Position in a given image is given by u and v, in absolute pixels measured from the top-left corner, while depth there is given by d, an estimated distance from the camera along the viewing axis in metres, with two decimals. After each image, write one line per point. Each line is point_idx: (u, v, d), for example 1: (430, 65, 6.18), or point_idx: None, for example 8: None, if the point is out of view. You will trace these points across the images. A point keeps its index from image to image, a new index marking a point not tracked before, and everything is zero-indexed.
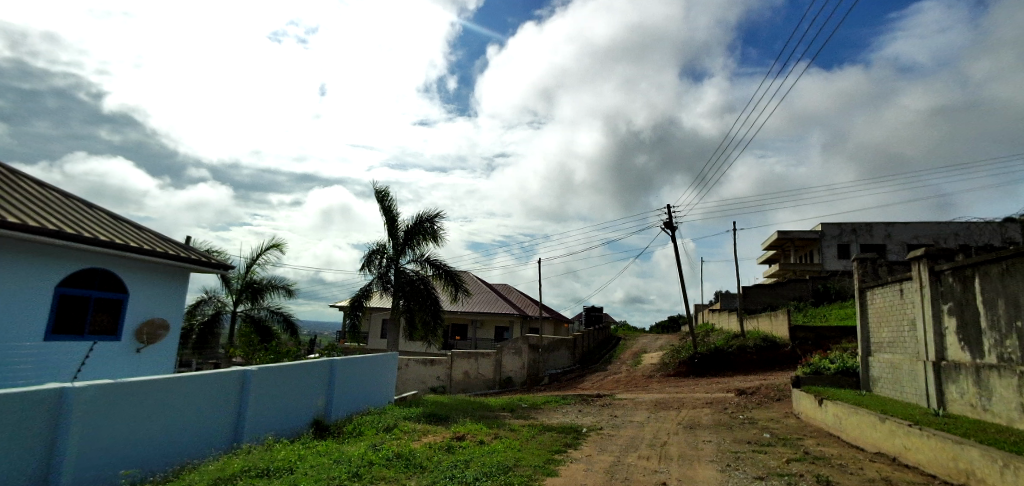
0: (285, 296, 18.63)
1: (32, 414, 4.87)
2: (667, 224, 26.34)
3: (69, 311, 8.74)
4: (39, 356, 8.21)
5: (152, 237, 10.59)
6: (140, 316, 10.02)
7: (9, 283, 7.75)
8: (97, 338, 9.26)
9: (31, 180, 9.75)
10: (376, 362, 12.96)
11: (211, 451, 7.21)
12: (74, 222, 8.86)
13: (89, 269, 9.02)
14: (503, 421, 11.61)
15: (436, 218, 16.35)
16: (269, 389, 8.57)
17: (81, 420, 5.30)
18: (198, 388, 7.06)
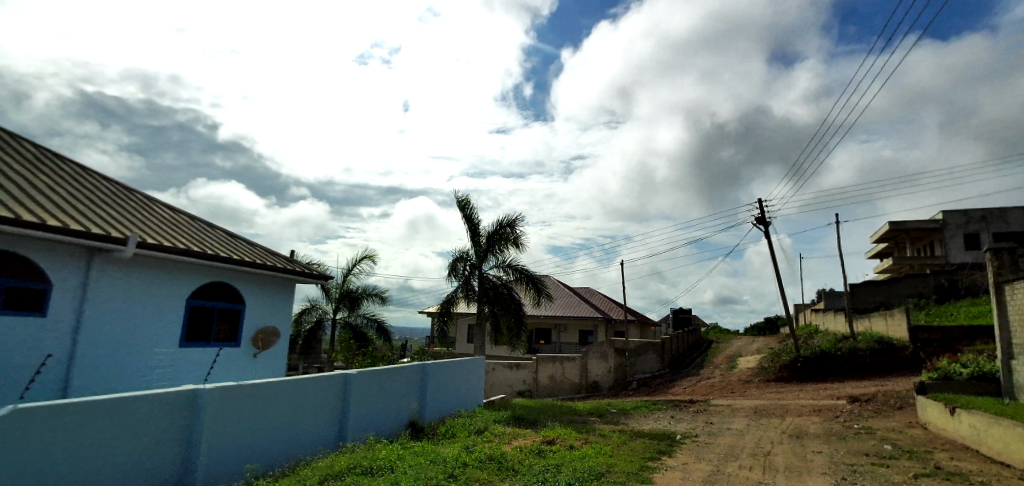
0: (379, 303, 19.64)
1: (170, 412, 5.51)
2: (760, 219, 24.80)
3: (198, 320, 9.77)
4: (175, 360, 9.26)
5: (263, 252, 11.64)
6: (255, 324, 11.00)
7: (150, 296, 8.84)
8: (221, 344, 10.26)
9: (165, 206, 11.09)
10: (465, 366, 13.31)
11: (320, 448, 7.76)
12: (199, 241, 9.93)
13: (213, 283, 10.05)
14: (592, 426, 11.47)
15: (516, 224, 16.53)
16: (368, 392, 9.07)
17: (211, 419, 5.90)
18: (306, 391, 7.62)
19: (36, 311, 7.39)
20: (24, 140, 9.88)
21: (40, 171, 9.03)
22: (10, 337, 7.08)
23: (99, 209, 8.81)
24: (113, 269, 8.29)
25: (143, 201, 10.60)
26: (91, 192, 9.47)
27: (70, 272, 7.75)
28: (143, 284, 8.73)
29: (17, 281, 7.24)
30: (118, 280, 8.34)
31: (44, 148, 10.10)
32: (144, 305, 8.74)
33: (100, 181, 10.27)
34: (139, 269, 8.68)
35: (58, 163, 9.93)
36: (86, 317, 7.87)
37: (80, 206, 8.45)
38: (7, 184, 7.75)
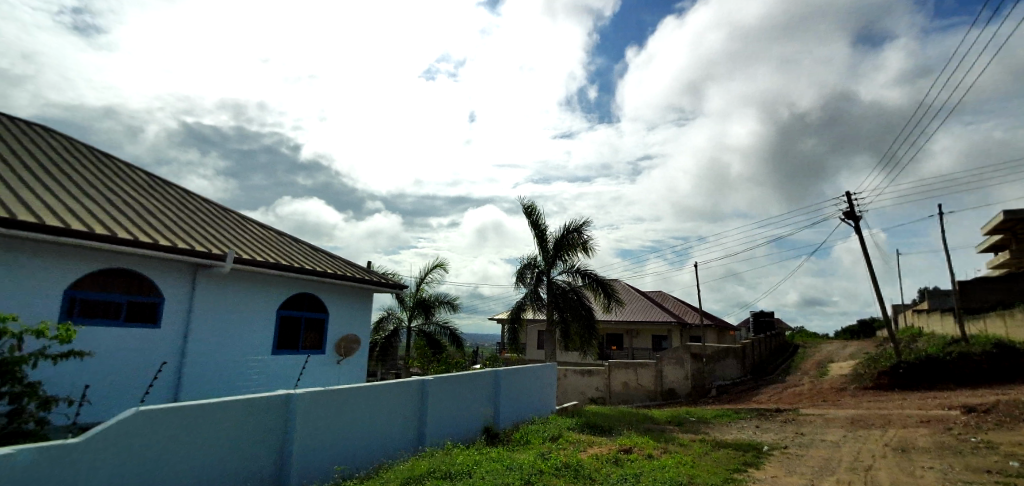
0: (451, 310, 20.08)
1: (266, 415, 5.91)
2: (848, 213, 23.07)
3: (287, 329, 10.43)
4: (268, 367, 9.92)
5: (344, 263, 12.28)
6: (338, 332, 11.57)
7: (245, 308, 9.55)
8: (308, 351, 10.86)
9: (257, 224, 12.00)
10: (537, 373, 13.30)
11: (401, 452, 8.03)
12: (287, 255, 10.63)
13: (300, 293, 10.70)
14: (671, 435, 11.08)
15: (582, 228, 16.38)
16: (443, 397, 9.26)
17: (301, 423, 6.26)
18: (388, 396, 7.90)
19: (150, 321, 8.20)
20: (138, 169, 11.05)
21: (151, 196, 10.05)
22: (130, 346, 7.91)
23: (201, 229, 9.65)
24: (214, 283, 9.04)
25: (237, 220, 11.50)
26: (194, 214, 10.40)
27: (178, 286, 8.55)
28: (240, 297, 9.46)
29: (135, 295, 8.07)
30: (218, 293, 9.08)
31: (154, 176, 11.24)
32: (240, 316, 9.45)
33: (200, 203, 11.27)
34: (236, 283, 9.41)
35: (165, 188, 11.01)
36: (191, 327, 8.64)
37: (184, 227, 9.30)
38: (125, 209, 8.69)
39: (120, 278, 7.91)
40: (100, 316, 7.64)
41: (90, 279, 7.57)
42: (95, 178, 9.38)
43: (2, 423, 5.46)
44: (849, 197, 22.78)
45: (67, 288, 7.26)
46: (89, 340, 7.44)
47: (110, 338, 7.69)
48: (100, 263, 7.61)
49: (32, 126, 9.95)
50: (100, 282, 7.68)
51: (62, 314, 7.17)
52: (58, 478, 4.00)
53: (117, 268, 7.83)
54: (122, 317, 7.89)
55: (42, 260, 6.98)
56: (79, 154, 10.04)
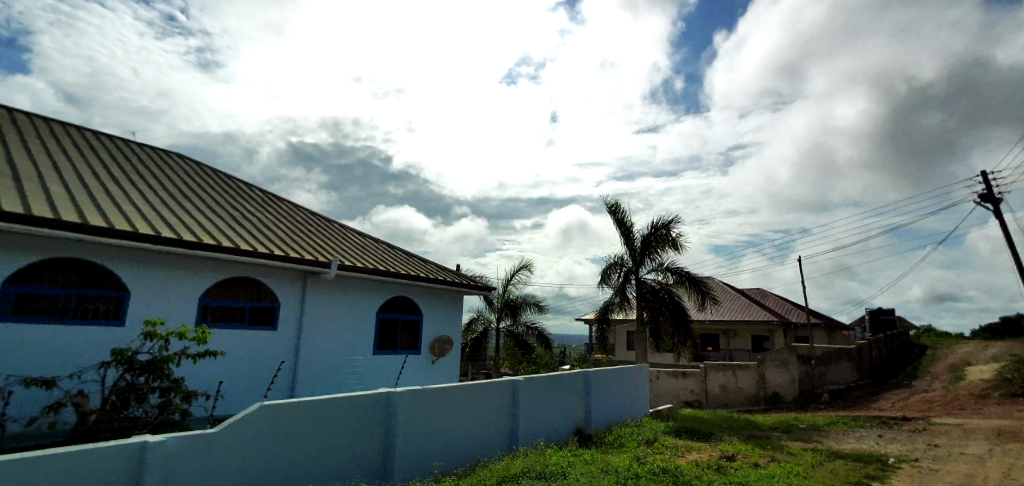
0: (538, 311, 20.17)
1: (370, 413, 6.27)
2: (984, 196, 20.35)
3: (385, 331, 11.00)
4: (370, 366, 10.53)
5: (436, 267, 12.76)
6: (432, 334, 12.03)
7: (349, 311, 10.22)
8: (406, 352, 11.38)
9: (356, 233, 12.81)
10: (629, 374, 13.01)
11: (496, 451, 8.18)
12: (384, 261, 11.23)
13: (396, 297, 11.25)
14: (778, 443, 10.37)
15: (671, 224, 15.81)
16: (535, 398, 9.32)
17: (402, 421, 6.56)
18: (481, 395, 8.07)
19: (268, 325, 9.01)
20: (254, 188, 12.24)
21: (265, 211, 11.06)
22: (253, 347, 8.73)
23: (307, 239, 10.46)
24: (320, 289, 9.76)
25: (338, 230, 12.34)
26: (301, 226, 11.31)
27: (291, 293, 9.32)
28: (343, 301, 10.12)
29: (256, 301, 8.90)
30: (324, 298, 9.79)
31: (267, 193, 12.39)
32: (345, 319, 10.13)
33: (306, 216, 12.25)
34: (340, 288, 10.08)
35: (277, 203, 12.08)
36: (303, 330, 9.38)
37: (295, 238, 10.14)
38: (244, 224, 9.62)
39: (244, 286, 8.76)
40: (228, 320, 8.51)
41: (219, 287, 8.45)
42: (218, 197, 10.49)
43: (155, 413, 6.26)
44: (984, 178, 20.10)
45: (201, 295, 8.16)
46: (220, 342, 8.32)
47: (236, 340, 8.54)
48: (225, 272, 8.48)
49: (169, 155, 11.36)
50: (227, 290, 8.56)
51: (197, 319, 8.09)
52: (199, 463, 4.53)
53: (240, 277, 8.68)
54: (246, 321, 8.74)
55: (180, 271, 7.91)
56: (206, 177, 11.32)
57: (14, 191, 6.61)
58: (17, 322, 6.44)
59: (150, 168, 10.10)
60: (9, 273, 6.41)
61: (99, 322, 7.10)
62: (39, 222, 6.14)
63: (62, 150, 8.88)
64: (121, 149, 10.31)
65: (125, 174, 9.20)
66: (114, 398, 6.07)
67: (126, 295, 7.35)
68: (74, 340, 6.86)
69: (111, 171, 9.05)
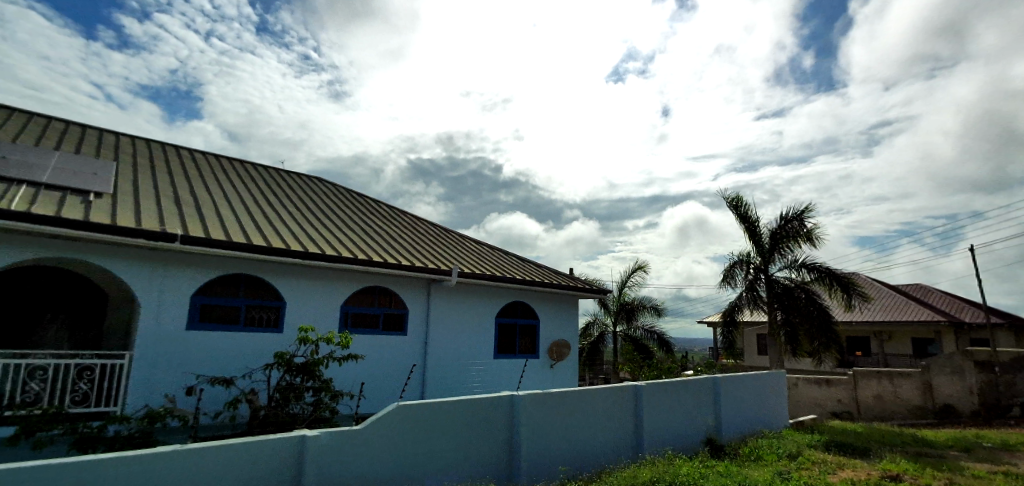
0: (656, 314, 19.42)
1: (496, 415, 6.44)
2: None
3: (505, 335, 11.27)
4: (491, 370, 10.86)
5: (551, 272, 12.83)
6: (550, 338, 12.07)
7: (471, 316, 10.63)
8: (526, 356, 11.55)
9: (473, 241, 13.32)
10: (763, 381, 12.02)
11: (621, 458, 7.99)
12: (500, 267, 11.52)
13: (513, 302, 11.48)
14: (957, 464, 8.92)
15: (804, 216, 14.39)
16: (660, 404, 8.96)
17: (526, 425, 6.65)
18: (603, 399, 7.94)
19: (400, 330, 9.66)
20: (380, 204, 13.27)
21: (391, 225, 11.92)
22: (387, 351, 9.41)
23: (429, 249, 11.07)
24: (443, 295, 10.26)
25: (456, 239, 12.91)
26: (423, 237, 12.00)
27: (417, 300, 9.92)
28: (464, 307, 10.55)
29: (388, 308, 9.59)
30: (447, 304, 10.30)
31: (392, 208, 13.35)
32: (468, 324, 10.57)
33: (427, 227, 13.01)
34: (461, 294, 10.53)
35: (400, 217, 13.00)
36: (429, 335, 9.94)
37: (418, 249, 10.79)
38: (374, 238, 10.44)
39: (376, 295, 9.49)
40: (366, 326, 9.27)
41: (356, 296, 9.23)
42: (351, 215, 11.51)
43: (310, 410, 6.99)
44: None
45: (342, 304, 8.98)
46: (360, 346, 9.09)
47: (373, 344, 9.26)
48: (361, 282, 9.24)
49: (309, 181, 12.74)
50: (363, 299, 9.32)
51: (340, 325, 8.91)
52: (349, 457, 4.97)
53: (373, 287, 9.41)
54: (380, 327, 9.45)
55: (324, 282, 8.78)
56: (341, 197, 12.52)
57: (193, 219, 7.79)
58: (203, 329, 7.56)
59: (295, 194, 11.39)
60: (194, 288, 7.53)
61: (262, 329, 8.11)
62: (212, 244, 7.15)
63: (228, 183, 10.33)
64: (272, 179, 11.76)
65: (276, 200, 10.46)
66: (278, 395, 6.91)
67: (282, 304, 8.31)
68: (244, 344, 7.89)
69: (266, 198, 10.34)
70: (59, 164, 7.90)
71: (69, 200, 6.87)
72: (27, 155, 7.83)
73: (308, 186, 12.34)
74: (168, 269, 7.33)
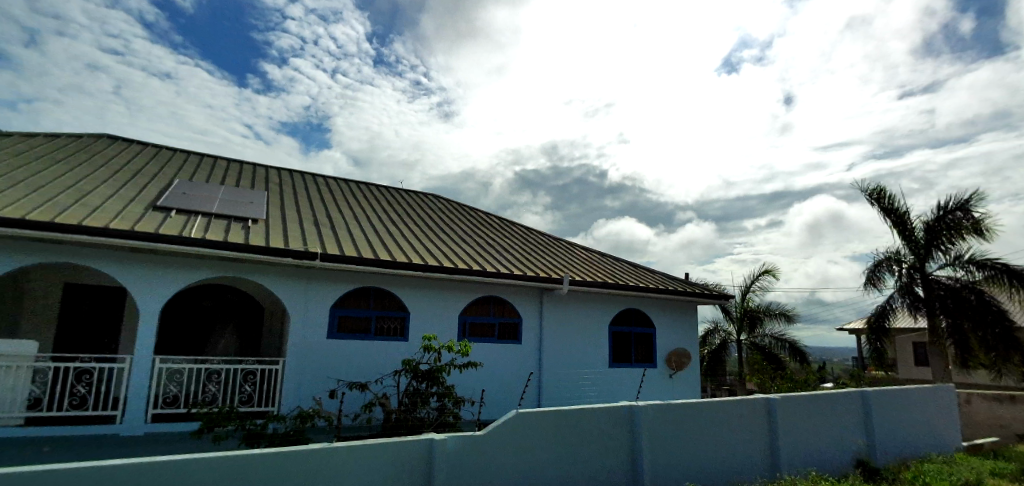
0: (786, 321, 17.83)
1: (616, 426, 6.29)
2: None
3: (620, 344, 11.01)
4: (608, 380, 10.66)
5: (666, 278, 12.33)
6: (669, 347, 11.51)
7: (585, 324, 10.56)
8: (643, 366, 11.16)
9: (583, 248, 13.25)
10: (925, 396, 10.49)
11: (756, 478, 7.39)
12: (613, 274, 11.31)
13: (627, 310, 11.18)
14: None
15: (968, 205, 12.46)
16: (797, 418, 8.18)
17: (648, 436, 6.43)
18: (732, 412, 7.43)
19: (515, 339, 9.85)
20: (492, 217, 13.72)
21: (502, 236, 12.25)
22: (503, 360, 9.63)
23: (540, 258, 11.20)
24: (556, 304, 10.30)
25: (566, 247, 12.93)
26: (533, 247, 12.18)
27: (531, 309, 10.05)
28: (577, 315, 10.50)
29: (503, 317, 9.83)
30: (560, 313, 10.32)
31: (503, 220, 13.74)
32: (582, 332, 10.50)
33: (537, 237, 13.19)
34: (573, 302, 10.51)
35: (511, 228, 13.32)
36: (544, 343, 10.02)
37: (530, 258, 10.96)
38: (487, 250, 10.80)
39: (492, 304, 9.77)
40: (483, 335, 9.58)
41: (473, 306, 9.57)
42: (465, 228, 12.03)
43: (436, 414, 7.34)
44: None
45: (460, 313, 9.37)
46: (478, 355, 9.40)
47: (490, 353, 9.54)
48: (477, 292, 9.58)
49: (426, 199, 13.54)
50: (480, 308, 9.65)
51: (459, 334, 9.30)
52: (475, 463, 5.14)
53: (488, 297, 9.71)
54: (496, 336, 9.70)
55: (443, 293, 9.23)
56: (455, 212, 13.15)
57: (330, 238, 8.62)
58: (341, 338, 8.29)
59: (413, 211, 12.18)
60: (333, 300, 8.30)
61: (391, 338, 8.71)
62: (346, 260, 7.85)
63: (356, 205, 11.33)
64: (394, 199, 12.69)
65: (397, 218, 11.25)
66: (407, 400, 7.37)
67: (407, 315, 8.87)
68: (376, 352, 8.52)
69: (389, 216, 11.17)
70: (224, 196, 9.20)
71: (232, 226, 7.94)
72: (200, 190, 9.22)
73: (425, 204, 13.12)
74: (310, 284, 8.16)
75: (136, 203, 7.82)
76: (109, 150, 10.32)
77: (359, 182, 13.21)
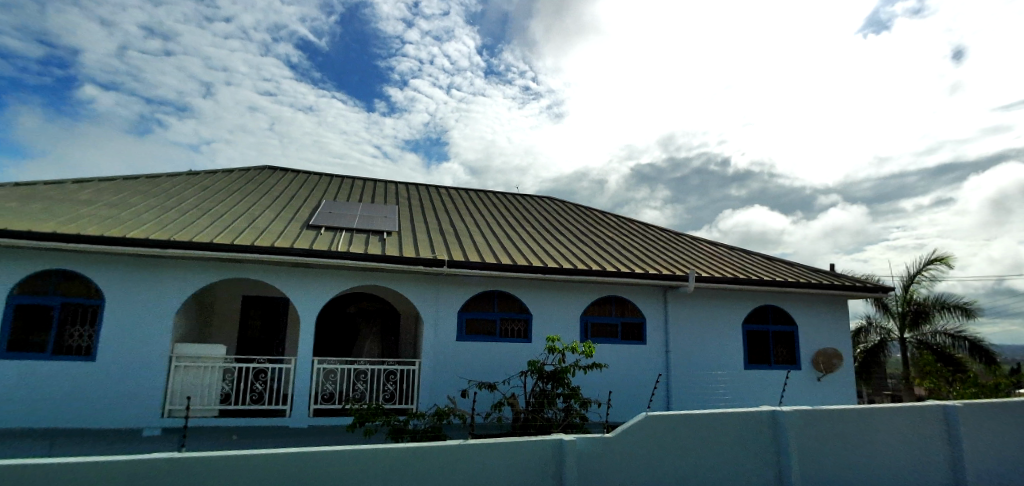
0: (963, 316, 15.30)
1: (758, 432, 5.86)
2: None
3: (756, 344, 10.24)
4: (743, 382, 9.98)
5: (806, 270, 11.23)
6: (815, 346, 10.43)
7: (714, 323, 9.99)
8: (784, 368, 10.25)
9: (707, 242, 12.55)
10: None
11: None
12: (743, 269, 10.55)
13: (763, 307, 10.35)
14: None
15: None
16: (984, 430, 6.98)
17: (795, 442, 5.90)
18: (897, 420, 6.54)
19: (640, 339, 9.61)
20: (609, 215, 13.54)
21: (620, 234, 12.04)
22: (629, 360, 9.45)
23: (662, 255, 10.81)
24: (681, 302, 9.86)
25: (689, 242, 12.34)
26: (653, 243, 11.80)
27: (654, 308, 9.74)
28: (704, 314, 9.96)
29: (626, 317, 9.64)
30: (686, 311, 9.87)
31: (620, 218, 13.51)
32: (712, 332, 9.95)
33: (657, 233, 12.75)
34: (700, 300, 9.99)
35: (629, 225, 13.03)
36: (670, 344, 9.65)
37: (650, 256, 10.63)
38: (606, 249, 10.67)
39: (614, 304, 9.63)
40: (606, 336, 9.47)
41: (594, 306, 9.51)
42: (581, 229, 12.02)
43: (562, 415, 7.42)
44: None
45: (582, 314, 9.36)
46: (602, 355, 9.32)
47: (614, 353, 9.41)
48: (597, 293, 9.50)
49: (542, 202, 13.75)
50: (601, 308, 9.56)
51: (582, 335, 9.29)
52: (604, 465, 5.10)
53: (609, 297, 9.58)
54: (619, 336, 9.53)
55: (563, 294, 9.30)
56: (571, 214, 13.19)
57: (454, 246, 9.10)
58: (469, 340, 8.71)
59: (531, 215, 12.44)
60: (460, 304, 8.75)
61: (515, 339, 8.96)
62: (471, 266, 8.23)
63: (477, 212, 11.84)
64: (512, 204, 13.07)
65: (516, 222, 11.57)
66: (533, 401, 7.53)
67: (529, 316, 9.08)
68: (503, 354, 8.82)
69: (507, 222, 11.52)
70: (362, 212, 10.16)
71: (369, 239, 8.72)
72: (342, 208, 10.26)
73: (541, 207, 13.34)
74: (439, 289, 8.68)
75: (292, 223, 8.92)
76: (268, 179, 11.90)
77: (478, 191, 13.81)
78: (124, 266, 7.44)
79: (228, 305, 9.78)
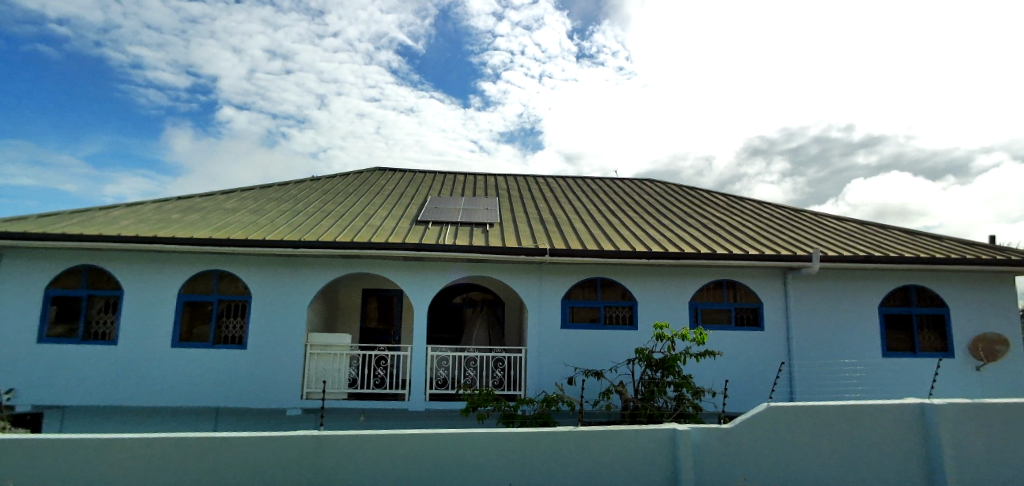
0: None
1: (902, 425, 5.25)
2: None
3: (896, 329, 9.17)
4: (883, 371, 8.98)
5: (959, 245, 9.79)
6: (972, 331, 9.10)
7: (844, 306, 9.09)
8: (933, 355, 9.06)
9: (834, 218, 11.39)
10: None
11: None
12: (878, 245, 9.45)
13: (903, 287, 9.23)
14: None
15: None
16: None
17: (950, 436, 5.21)
18: None
19: (756, 325, 9.02)
20: (718, 195, 12.78)
21: (731, 214, 11.32)
22: (746, 348, 8.90)
23: (780, 234, 10.00)
24: (804, 285, 9.08)
25: (811, 219, 11.31)
26: (770, 222, 10.97)
27: (773, 291, 9.07)
28: (832, 297, 9.09)
29: (739, 302, 9.08)
30: (811, 294, 9.07)
31: (730, 197, 12.70)
32: (841, 317, 9.07)
33: (774, 210, 11.82)
34: (826, 282, 9.13)
35: (741, 204, 12.21)
36: (792, 329, 8.94)
37: (767, 236, 9.89)
38: (716, 230, 10.11)
39: (726, 288, 9.11)
40: (719, 322, 9.00)
41: (704, 291, 9.07)
42: (688, 210, 11.47)
43: (674, 404, 7.23)
44: None
45: (691, 300, 8.97)
46: (715, 342, 8.88)
47: (729, 340, 8.91)
48: (708, 277, 9.03)
49: (645, 186, 13.31)
50: (712, 293, 9.09)
51: (692, 322, 8.92)
52: (724, 456, 4.87)
53: (721, 280, 9.07)
54: (733, 322, 9.01)
55: (670, 280, 8.96)
56: (676, 195, 12.64)
57: (556, 234, 9.12)
58: (574, 328, 8.71)
59: (633, 199, 12.11)
60: (564, 292, 8.76)
61: (621, 326, 8.81)
62: (574, 253, 8.21)
63: (577, 200, 11.76)
64: (612, 190, 12.81)
65: (618, 208, 11.33)
66: (643, 389, 7.36)
67: (634, 303, 8.87)
68: (609, 342, 8.71)
69: (609, 208, 11.32)
70: (465, 206, 10.52)
71: (474, 232, 9.01)
72: (447, 203, 10.69)
73: (643, 190, 12.93)
74: (542, 278, 8.76)
75: (403, 220, 9.46)
76: (380, 180, 12.72)
77: (577, 178, 13.70)
78: (263, 266, 8.37)
79: (349, 298, 10.64)
